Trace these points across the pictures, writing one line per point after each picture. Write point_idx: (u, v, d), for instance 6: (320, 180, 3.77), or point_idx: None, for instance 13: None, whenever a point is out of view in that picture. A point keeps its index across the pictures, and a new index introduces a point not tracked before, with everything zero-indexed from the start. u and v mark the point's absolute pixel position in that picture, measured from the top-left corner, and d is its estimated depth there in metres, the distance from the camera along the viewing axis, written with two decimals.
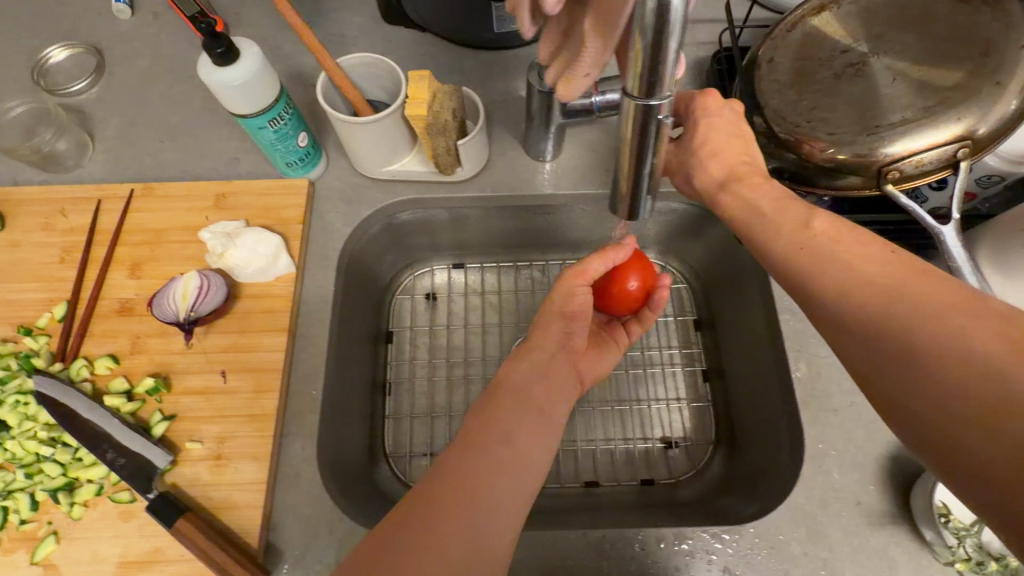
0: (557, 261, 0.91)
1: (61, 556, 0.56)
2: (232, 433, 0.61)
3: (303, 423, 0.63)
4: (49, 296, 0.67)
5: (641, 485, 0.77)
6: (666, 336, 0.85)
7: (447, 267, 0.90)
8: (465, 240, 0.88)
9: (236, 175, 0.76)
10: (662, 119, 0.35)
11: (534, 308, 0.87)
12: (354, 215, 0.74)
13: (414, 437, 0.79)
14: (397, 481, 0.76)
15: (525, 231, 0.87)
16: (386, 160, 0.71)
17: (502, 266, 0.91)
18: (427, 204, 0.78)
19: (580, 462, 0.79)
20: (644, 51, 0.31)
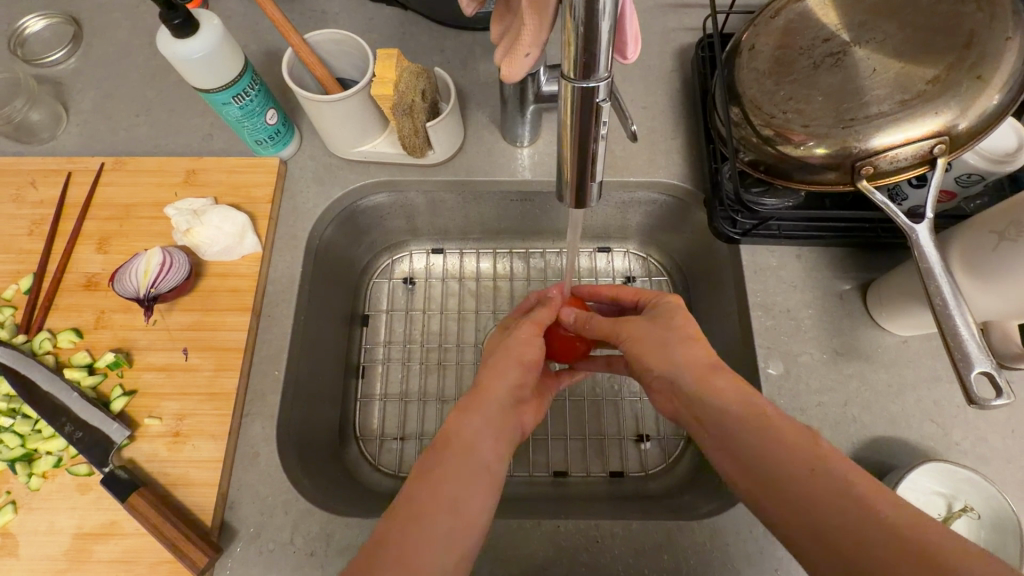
0: (538, 249, 0.90)
1: (18, 525, 0.56)
2: (192, 409, 0.61)
3: (264, 404, 0.63)
4: (17, 268, 0.67)
5: (610, 476, 0.77)
6: None
7: (426, 252, 0.90)
8: (445, 225, 0.87)
9: (210, 151, 0.75)
10: (601, 102, 0.34)
11: (510, 296, 0.87)
12: (326, 195, 0.73)
13: (384, 421, 0.79)
14: (366, 464, 0.76)
15: (505, 218, 0.86)
16: (357, 140, 0.70)
17: (482, 252, 0.90)
18: (402, 187, 0.77)
19: (549, 453, 0.78)
20: (575, 31, 0.30)
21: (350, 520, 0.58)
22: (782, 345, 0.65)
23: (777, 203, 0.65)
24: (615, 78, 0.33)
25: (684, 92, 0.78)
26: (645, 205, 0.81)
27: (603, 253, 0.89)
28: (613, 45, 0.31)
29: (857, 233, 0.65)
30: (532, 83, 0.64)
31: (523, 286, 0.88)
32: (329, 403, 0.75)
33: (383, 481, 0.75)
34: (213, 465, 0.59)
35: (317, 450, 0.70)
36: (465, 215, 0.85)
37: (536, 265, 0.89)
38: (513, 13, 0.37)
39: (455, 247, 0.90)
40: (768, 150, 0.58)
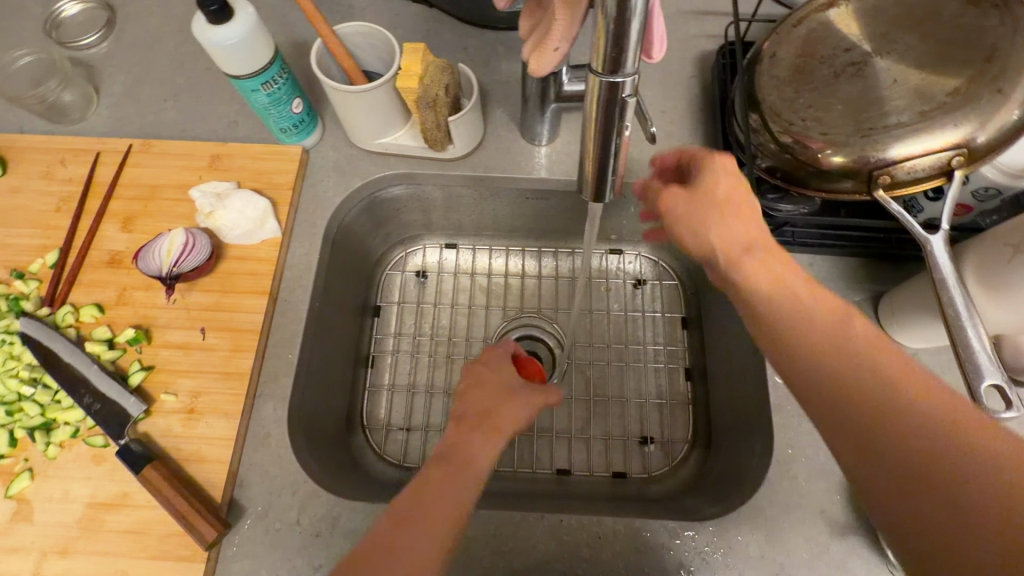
0: (550, 249, 0.91)
1: (34, 492, 0.58)
2: (206, 387, 0.62)
3: (277, 386, 0.64)
4: (43, 243, 0.69)
5: (613, 477, 0.77)
6: (653, 333, 0.85)
7: (439, 246, 0.91)
8: (460, 220, 0.88)
9: (235, 138, 0.77)
10: (627, 98, 0.35)
11: (521, 294, 0.87)
12: (345, 185, 0.75)
13: (392, 411, 0.80)
14: (371, 452, 0.77)
15: (519, 216, 0.87)
16: (379, 132, 0.71)
17: (495, 250, 0.91)
18: (420, 180, 0.78)
19: (553, 450, 0.79)
20: (606, 28, 0.31)
21: (355, 504, 0.59)
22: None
23: (792, 210, 0.66)
24: (641, 74, 0.34)
25: (702, 98, 0.78)
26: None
27: (615, 255, 0.91)
28: (641, 41, 0.32)
29: (872, 244, 0.66)
30: (554, 82, 0.65)
31: (534, 284, 0.88)
32: (339, 390, 0.77)
33: (388, 470, 0.76)
34: (224, 443, 0.60)
35: (325, 435, 0.71)
36: (480, 212, 0.86)
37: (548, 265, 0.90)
38: (544, 10, 0.39)
39: (468, 243, 0.91)
40: (785, 156, 0.59)
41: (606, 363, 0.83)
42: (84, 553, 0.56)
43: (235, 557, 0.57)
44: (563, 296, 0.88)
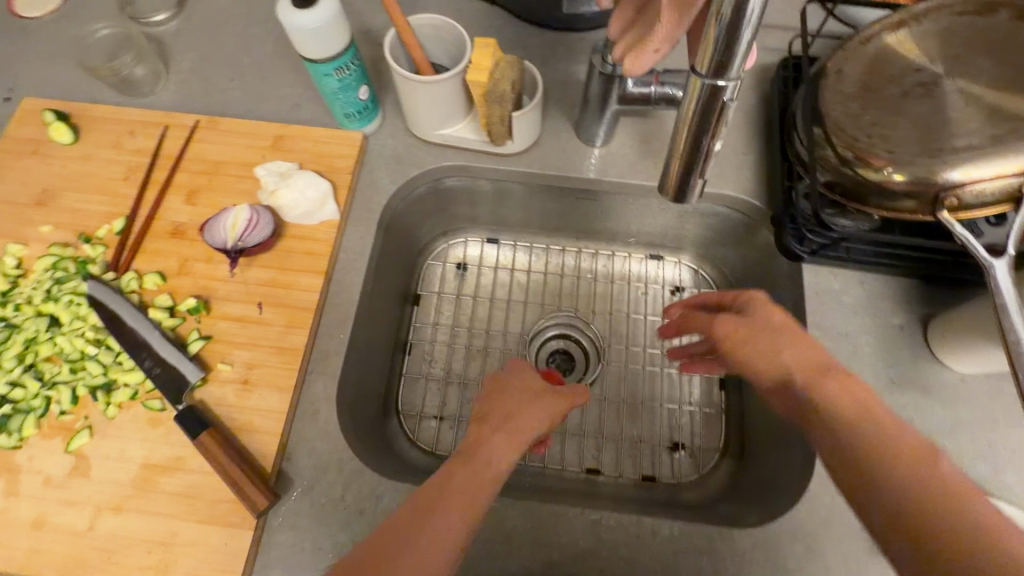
0: (590, 250, 0.91)
1: (91, 449, 0.60)
2: (260, 360, 0.63)
3: (327, 365, 0.65)
4: (110, 210, 0.71)
5: (642, 480, 0.77)
6: (688, 341, 0.85)
7: (480, 240, 0.92)
8: (504, 216, 0.90)
9: (296, 120, 0.79)
10: (726, 102, 0.36)
11: (559, 293, 0.88)
12: (402, 174, 0.76)
13: (427, 399, 0.81)
14: (405, 438, 0.78)
15: (563, 214, 0.88)
16: (441, 124, 0.73)
17: (535, 247, 0.92)
18: (472, 173, 0.79)
19: (584, 449, 0.80)
20: (718, 33, 0.32)
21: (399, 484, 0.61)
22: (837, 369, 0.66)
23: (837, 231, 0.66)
24: (746, 81, 0.35)
25: (759, 110, 0.79)
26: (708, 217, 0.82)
27: (655, 261, 0.90)
28: (751, 45, 0.32)
29: (929, 264, 0.66)
30: (619, 85, 0.66)
31: (572, 284, 0.89)
32: (379, 374, 0.78)
33: (421, 457, 0.77)
34: (276, 415, 0.61)
35: (366, 416, 0.72)
36: (528, 208, 0.87)
37: (587, 266, 0.91)
38: (645, 11, 0.40)
39: (510, 239, 0.92)
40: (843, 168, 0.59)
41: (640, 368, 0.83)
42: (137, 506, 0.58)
43: (280, 528, 0.58)
44: (601, 298, 0.88)
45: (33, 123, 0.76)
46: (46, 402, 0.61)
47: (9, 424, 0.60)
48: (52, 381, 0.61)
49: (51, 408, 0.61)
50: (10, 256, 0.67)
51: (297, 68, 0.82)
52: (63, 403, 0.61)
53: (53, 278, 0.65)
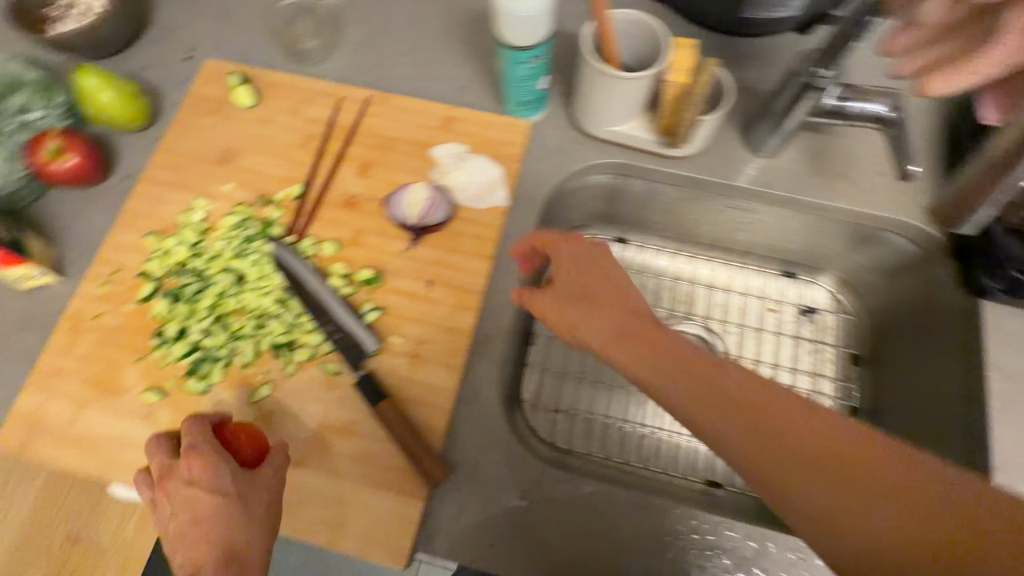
0: (720, 259, 0.87)
1: (272, 403, 0.62)
2: (429, 336, 0.65)
3: (489, 348, 0.66)
4: (288, 174, 0.74)
5: (767, 499, 0.79)
6: (822, 365, 0.81)
7: (605, 238, 0.87)
8: (637, 215, 0.86)
9: (460, 102, 0.80)
10: None
11: (687, 300, 0.85)
12: (564, 166, 0.76)
13: (553, 393, 0.82)
14: (530, 431, 0.78)
15: (702, 220, 0.84)
16: (616, 120, 0.72)
17: (662, 251, 0.87)
18: (625, 169, 0.77)
19: (710, 460, 0.81)
20: None
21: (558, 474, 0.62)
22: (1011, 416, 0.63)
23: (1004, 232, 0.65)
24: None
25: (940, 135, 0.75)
26: (871, 251, 0.79)
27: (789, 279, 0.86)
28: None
29: None
30: (817, 97, 0.65)
31: (699, 291, 0.86)
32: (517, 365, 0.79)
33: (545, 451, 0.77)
34: (445, 392, 0.63)
35: None
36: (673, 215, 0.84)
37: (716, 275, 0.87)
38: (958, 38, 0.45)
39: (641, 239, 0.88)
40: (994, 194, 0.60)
41: None
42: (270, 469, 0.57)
43: (445, 501, 0.60)
44: (732, 312, 0.84)
45: (218, 84, 0.79)
46: (231, 352, 0.64)
47: (199, 369, 0.63)
48: (237, 333, 0.65)
49: (235, 359, 0.64)
50: (198, 210, 0.71)
51: (464, 51, 0.83)
52: (247, 355, 0.64)
53: (242, 236, 0.69)
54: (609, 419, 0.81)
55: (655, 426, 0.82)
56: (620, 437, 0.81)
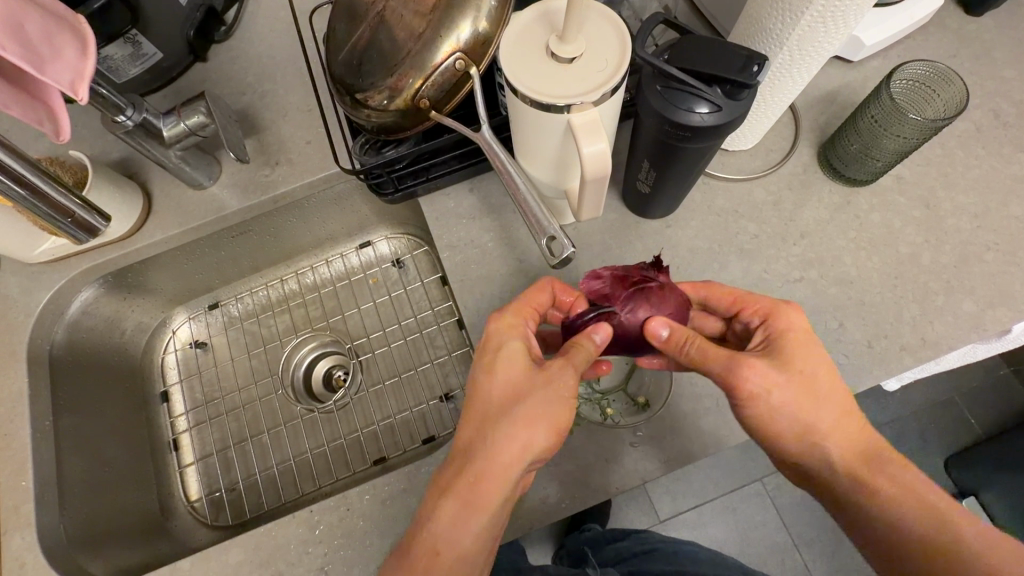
0: (310, 269, 0.73)
1: None
2: (14, 450, 0.53)
3: (19, 514, 0.51)
4: None
5: (424, 444, 0.63)
6: (434, 345, 0.67)
7: (203, 311, 0.72)
8: (255, 261, 0.71)
9: (15, 118, 0.61)
10: (568, 104, 0.33)
11: (304, 314, 0.71)
12: (152, 234, 0.60)
13: (235, 474, 0.64)
14: (207, 531, 0.62)
15: (250, 248, 0.69)
16: (29, 244, 0.56)
17: (255, 286, 0.73)
18: (249, 224, 0.65)
19: (375, 437, 0.64)
20: (512, 77, 0.34)
21: (173, 566, 0.49)
22: (710, 391, 0.50)
23: (452, 151, 0.55)
24: (553, 98, 0.33)
25: None
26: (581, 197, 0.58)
27: (364, 249, 0.73)
28: (546, 70, 0.34)
29: (835, 221, 0.52)
30: (357, 69, 0.48)
31: (307, 306, 0.71)
32: (144, 482, 0.62)
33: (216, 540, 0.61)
34: (30, 508, 0.51)
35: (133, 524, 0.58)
36: (203, 269, 0.68)
37: (317, 283, 0.72)
38: (436, 5, 0.44)
39: (232, 295, 0.72)
40: (351, 91, 0.48)
41: (409, 369, 0.67)
42: (503, 389, 0.40)
43: None
44: (335, 306, 0.71)
45: None
46: None
47: None
48: None
49: None
50: None
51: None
52: None
53: None
54: (266, 467, 0.64)
55: (363, 454, 0.64)
56: (282, 477, 0.63)
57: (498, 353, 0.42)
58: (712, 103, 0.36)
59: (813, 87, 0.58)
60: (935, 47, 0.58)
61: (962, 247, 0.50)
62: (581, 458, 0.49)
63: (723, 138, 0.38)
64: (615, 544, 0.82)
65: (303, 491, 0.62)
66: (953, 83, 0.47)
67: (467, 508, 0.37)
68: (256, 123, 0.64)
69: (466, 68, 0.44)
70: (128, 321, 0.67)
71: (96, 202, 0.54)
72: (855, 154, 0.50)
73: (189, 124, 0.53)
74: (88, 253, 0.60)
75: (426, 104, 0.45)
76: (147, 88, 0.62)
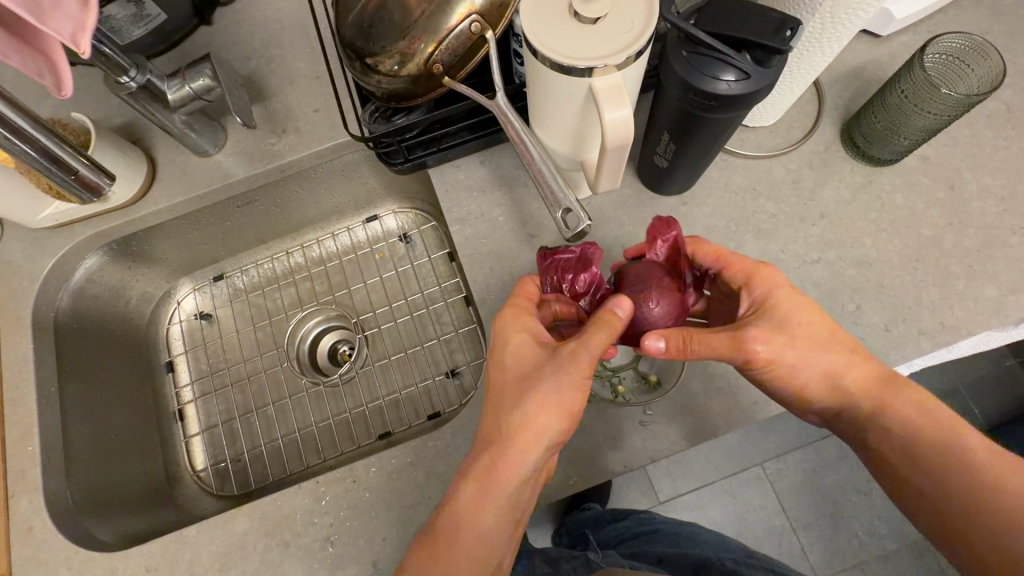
0: (315, 242, 0.72)
1: None
2: (21, 415, 0.53)
3: (26, 479, 0.51)
4: None
5: (429, 420, 0.63)
6: (441, 322, 0.66)
7: (208, 282, 0.71)
8: (261, 233, 0.70)
9: (18, 79, 0.60)
10: (591, 67, 0.32)
11: (310, 287, 0.70)
12: (156, 203, 0.59)
13: (241, 445, 0.64)
14: (212, 500, 0.62)
15: (255, 219, 0.67)
16: (32, 208, 0.55)
17: (260, 258, 0.72)
18: (255, 195, 0.64)
19: (381, 411, 0.64)
20: (529, 41, 0.33)
21: (181, 532, 0.49)
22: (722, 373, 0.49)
23: (463, 121, 0.54)
24: (575, 61, 0.31)
25: None
26: None
27: (370, 223, 0.72)
28: (568, 32, 0.32)
29: (855, 201, 0.51)
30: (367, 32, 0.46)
31: (313, 279, 0.70)
32: (151, 451, 0.62)
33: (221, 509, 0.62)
34: (38, 473, 0.51)
35: (139, 493, 0.58)
36: (208, 240, 0.68)
37: (324, 257, 0.71)
38: None
39: (238, 267, 0.71)
40: (361, 56, 0.46)
41: (415, 345, 0.66)
42: (516, 387, 0.39)
43: None
44: (341, 281, 0.70)
45: None
46: None
47: None
48: None
49: None
50: None
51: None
52: None
53: None
54: (271, 439, 0.64)
55: (368, 429, 0.63)
56: (287, 450, 0.63)
57: (508, 352, 0.41)
58: (740, 71, 0.34)
59: (840, 62, 0.55)
60: (968, 22, 0.55)
61: (986, 231, 0.49)
62: (590, 436, 0.48)
63: (748, 107, 0.37)
64: (615, 524, 0.83)
65: (309, 463, 0.63)
66: (989, 58, 0.45)
67: (485, 491, 0.38)
68: (263, 89, 0.62)
69: (481, 32, 0.43)
70: (132, 290, 0.66)
71: (101, 162, 0.53)
72: (881, 132, 0.49)
73: (194, 88, 0.51)
74: (93, 219, 0.59)
75: (439, 70, 0.44)
76: (151, 51, 0.60)
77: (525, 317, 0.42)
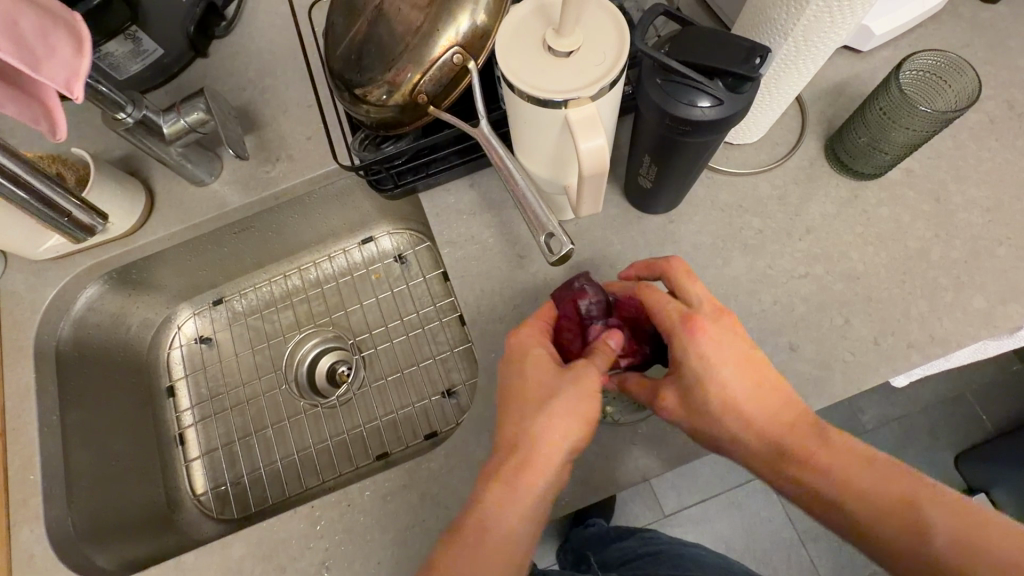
0: (311, 265, 0.73)
1: None
2: (23, 444, 0.54)
3: (27, 508, 0.52)
4: None
5: (427, 439, 0.63)
6: (436, 342, 0.67)
7: (207, 307, 0.72)
8: (258, 257, 0.71)
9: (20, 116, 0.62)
10: (566, 100, 0.32)
11: (307, 309, 0.71)
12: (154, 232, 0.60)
13: (240, 467, 0.64)
14: (213, 523, 0.62)
15: (252, 244, 0.69)
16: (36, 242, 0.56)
17: (258, 281, 0.73)
18: (253, 221, 0.65)
19: (378, 432, 0.64)
20: (505, 75, 0.34)
21: (178, 558, 0.49)
22: None
23: (451, 146, 0.55)
24: (549, 93, 0.32)
25: None
26: None
27: (365, 245, 0.73)
28: (542, 65, 0.33)
29: (842, 214, 0.51)
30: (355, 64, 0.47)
31: (309, 301, 0.71)
32: (152, 476, 0.62)
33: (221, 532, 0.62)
34: (40, 501, 0.52)
35: (141, 518, 0.59)
36: (206, 265, 0.69)
37: (321, 279, 0.72)
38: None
39: (237, 291, 0.73)
40: (349, 87, 0.47)
41: (410, 364, 0.67)
42: (539, 394, 0.39)
43: None
44: (337, 302, 0.71)
45: None
46: None
47: None
48: None
49: None
50: None
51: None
52: None
53: None
54: (270, 461, 0.64)
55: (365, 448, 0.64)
56: (286, 472, 0.64)
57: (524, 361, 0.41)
58: (713, 97, 0.35)
59: (821, 78, 0.56)
60: (949, 36, 0.56)
61: (974, 242, 0.49)
62: (582, 456, 0.48)
63: (723, 132, 0.38)
64: (619, 544, 0.82)
65: (308, 484, 0.63)
66: (965, 73, 0.46)
67: (511, 493, 0.37)
68: (257, 119, 0.63)
69: (464, 62, 0.44)
70: (132, 317, 0.68)
71: (102, 194, 0.55)
72: (863, 147, 0.49)
73: (189, 121, 0.53)
74: (94, 250, 0.60)
75: (424, 99, 0.45)
76: (148, 85, 0.62)
77: (538, 332, 0.43)
